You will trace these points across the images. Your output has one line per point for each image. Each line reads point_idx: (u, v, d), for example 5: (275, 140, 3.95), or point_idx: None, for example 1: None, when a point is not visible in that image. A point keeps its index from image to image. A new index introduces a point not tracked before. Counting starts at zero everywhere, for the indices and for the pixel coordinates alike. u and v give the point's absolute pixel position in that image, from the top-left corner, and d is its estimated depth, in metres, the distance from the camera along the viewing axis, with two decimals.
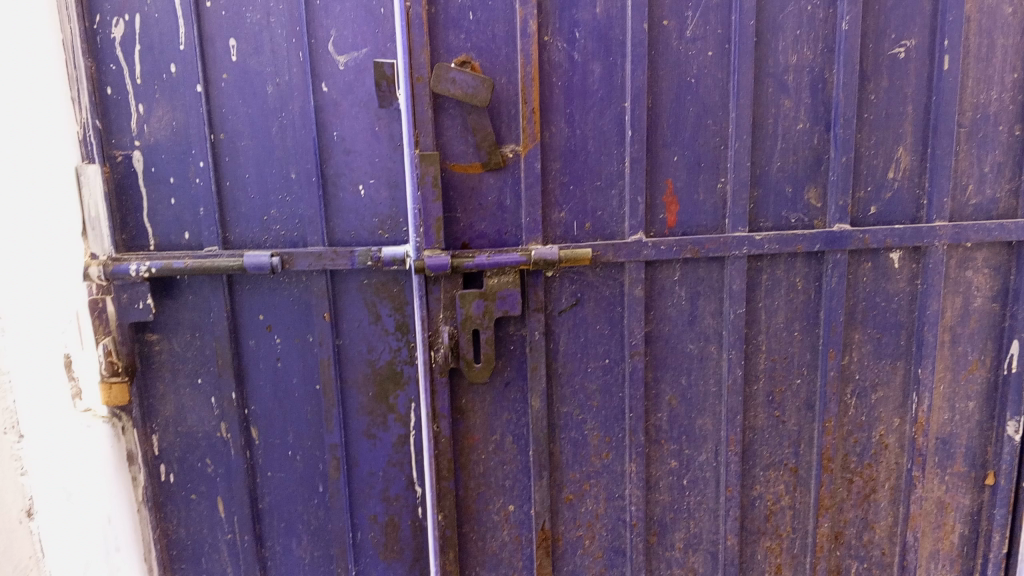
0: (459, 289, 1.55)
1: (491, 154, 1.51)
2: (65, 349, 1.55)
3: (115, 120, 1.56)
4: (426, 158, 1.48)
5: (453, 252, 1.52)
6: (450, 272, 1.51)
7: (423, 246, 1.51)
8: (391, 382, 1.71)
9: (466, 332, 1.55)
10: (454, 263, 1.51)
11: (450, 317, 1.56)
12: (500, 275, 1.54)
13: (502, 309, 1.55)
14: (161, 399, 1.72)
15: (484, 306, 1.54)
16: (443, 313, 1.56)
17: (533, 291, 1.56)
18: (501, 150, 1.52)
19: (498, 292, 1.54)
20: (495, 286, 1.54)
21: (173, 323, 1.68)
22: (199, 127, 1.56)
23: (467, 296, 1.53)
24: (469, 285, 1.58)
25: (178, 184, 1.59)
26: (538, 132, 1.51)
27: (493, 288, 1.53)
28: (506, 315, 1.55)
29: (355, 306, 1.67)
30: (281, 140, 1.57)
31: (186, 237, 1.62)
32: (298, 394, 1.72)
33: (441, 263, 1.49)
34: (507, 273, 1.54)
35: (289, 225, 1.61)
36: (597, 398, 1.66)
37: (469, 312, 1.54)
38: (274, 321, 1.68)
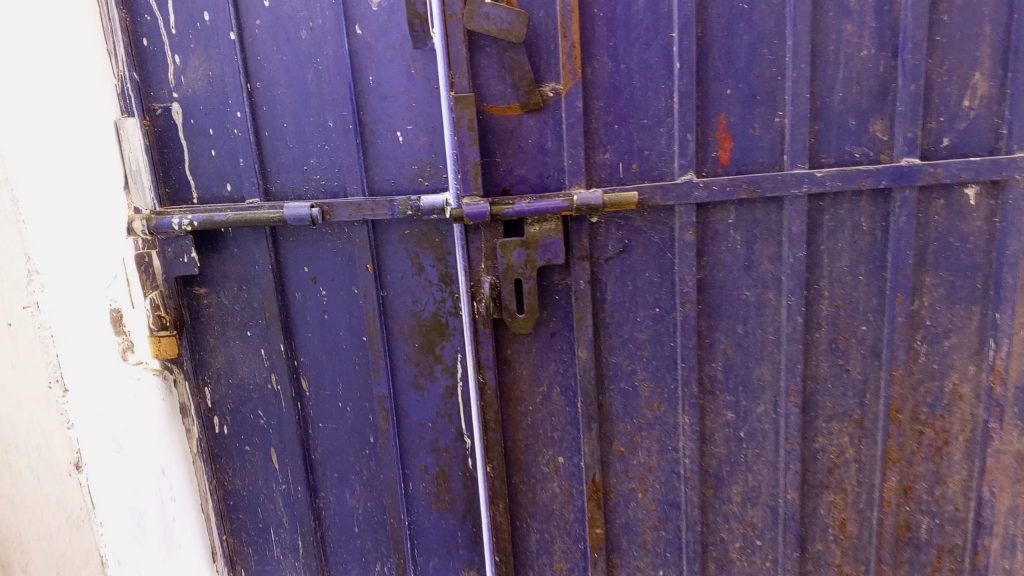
0: (499, 238, 1.51)
1: (529, 95, 1.44)
2: (116, 304, 1.56)
3: (153, 72, 1.55)
4: (462, 100, 1.43)
5: (492, 199, 1.48)
6: (490, 220, 1.47)
7: (461, 193, 1.46)
8: (437, 333, 1.68)
9: (508, 282, 1.51)
10: (493, 211, 1.46)
11: (492, 266, 1.53)
12: (543, 223, 1.48)
13: (544, 258, 1.49)
14: (211, 350, 1.73)
15: (526, 255, 1.49)
16: (484, 262, 1.52)
17: (576, 238, 1.50)
18: (540, 89, 1.45)
19: (541, 240, 1.49)
20: (537, 235, 1.48)
21: (220, 276, 1.68)
22: (235, 76, 1.52)
23: (508, 245, 1.49)
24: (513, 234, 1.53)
25: (218, 135, 1.57)
26: (579, 69, 1.43)
27: (534, 236, 1.48)
28: (549, 264, 1.50)
29: (398, 257, 1.64)
30: (317, 87, 1.53)
31: (228, 189, 1.60)
32: (346, 345, 1.71)
33: (480, 211, 1.45)
34: (550, 221, 1.48)
35: (329, 174, 1.58)
36: (648, 347, 1.60)
37: (510, 262, 1.50)
38: (318, 273, 1.67)
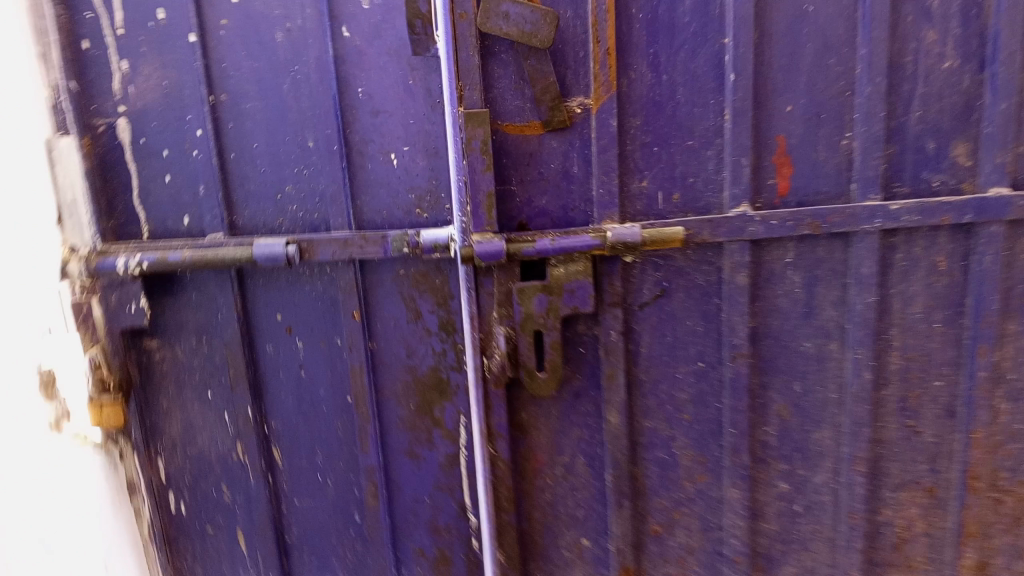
0: (516, 281, 1.25)
1: (552, 112, 1.20)
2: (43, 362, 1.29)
3: (95, 81, 1.27)
4: (472, 117, 1.17)
5: (508, 235, 1.23)
6: (506, 261, 1.21)
7: (470, 228, 1.21)
8: (436, 392, 1.42)
9: (526, 335, 1.25)
10: (510, 249, 1.21)
11: (507, 314, 1.26)
12: (569, 263, 1.23)
13: (570, 306, 1.24)
14: (165, 415, 1.45)
15: (548, 302, 1.24)
16: (497, 310, 1.26)
17: (608, 281, 1.25)
18: (565, 104, 1.21)
19: (566, 284, 1.23)
20: (562, 277, 1.23)
21: (175, 326, 1.40)
22: (195, 86, 1.26)
23: (527, 290, 1.23)
24: (530, 274, 1.27)
25: (174, 158, 1.30)
26: (614, 80, 1.19)
27: (559, 280, 1.23)
28: (576, 312, 1.25)
29: (389, 301, 1.38)
30: (296, 100, 1.27)
31: (186, 222, 1.33)
32: (326, 408, 1.44)
33: (494, 250, 1.19)
34: (579, 261, 1.22)
35: (309, 204, 1.32)
36: (690, 410, 1.35)
37: (530, 310, 1.24)
38: (294, 322, 1.40)
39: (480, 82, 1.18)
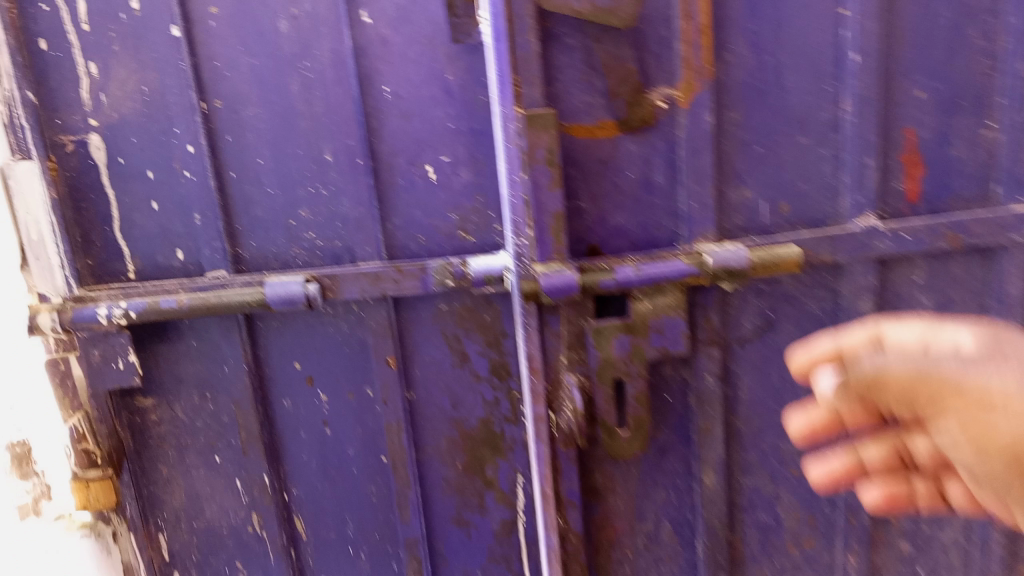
0: (590, 318, 1.01)
1: (630, 108, 0.97)
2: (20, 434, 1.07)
3: (59, 90, 1.02)
4: (536, 120, 0.93)
5: (579, 262, 0.99)
6: (579, 296, 0.98)
7: (534, 257, 0.97)
8: (488, 449, 1.19)
9: (605, 384, 1.02)
10: (585, 282, 0.97)
11: (579, 358, 1.02)
12: (657, 296, 0.99)
13: (657, 348, 1.01)
14: (165, 485, 1.21)
15: (630, 345, 1.01)
16: (566, 355, 1.02)
17: (703, 315, 1.03)
18: (647, 97, 0.97)
19: (652, 321, 1.00)
20: (648, 314, 1.00)
21: (173, 380, 1.16)
22: (181, 92, 1.01)
23: (605, 329, 1.00)
24: (605, 308, 1.03)
25: (161, 181, 1.06)
26: (709, 68, 0.95)
27: (643, 317, 1.00)
28: (666, 355, 1.02)
29: (430, 343, 1.14)
30: (308, 103, 1.03)
31: (180, 256, 1.09)
32: (356, 470, 1.21)
33: (566, 284, 0.96)
34: (669, 294, 0.99)
35: (329, 231, 1.08)
36: (799, 463, 1.12)
37: (608, 355, 1.01)
38: (316, 372, 1.16)
39: (540, 74, 0.93)
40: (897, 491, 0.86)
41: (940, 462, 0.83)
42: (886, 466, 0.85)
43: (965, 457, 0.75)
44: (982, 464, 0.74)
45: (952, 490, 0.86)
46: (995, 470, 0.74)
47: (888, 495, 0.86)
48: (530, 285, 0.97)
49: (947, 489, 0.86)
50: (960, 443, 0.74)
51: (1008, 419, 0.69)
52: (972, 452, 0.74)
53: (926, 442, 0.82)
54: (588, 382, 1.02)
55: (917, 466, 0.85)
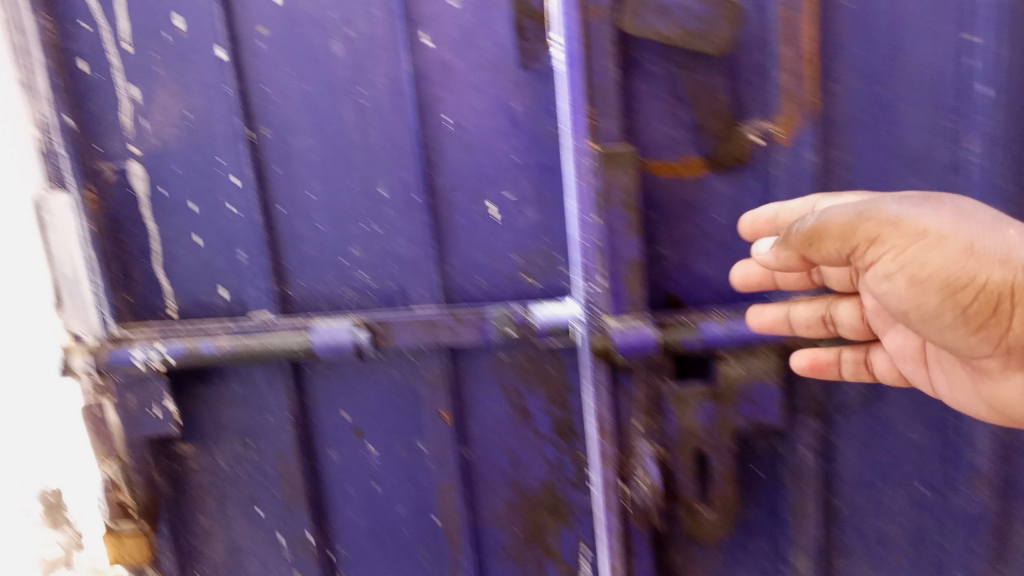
0: (670, 381, 0.89)
1: (722, 146, 0.85)
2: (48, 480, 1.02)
3: (100, 116, 0.96)
4: (614, 158, 0.83)
5: (659, 317, 0.88)
6: (658, 355, 0.87)
7: (602, 309, 0.87)
8: (549, 515, 1.08)
9: (685, 457, 0.90)
10: (664, 339, 0.86)
11: (656, 424, 0.90)
12: (749, 360, 0.88)
13: (748, 417, 0.89)
14: (204, 535, 1.14)
15: (716, 413, 0.88)
16: (640, 419, 0.90)
17: (802, 381, 0.90)
18: (742, 132, 0.85)
19: (742, 387, 0.88)
20: (738, 379, 0.88)
21: (214, 426, 1.08)
22: (227, 119, 0.94)
23: (686, 394, 0.88)
24: (688, 368, 0.92)
25: (205, 214, 0.98)
26: (816, 99, 0.83)
27: (732, 381, 0.88)
28: (758, 426, 0.89)
29: (488, 398, 1.04)
30: (362, 133, 0.94)
31: (224, 294, 1.01)
32: (406, 529, 1.11)
33: (642, 340, 0.86)
34: (764, 358, 0.87)
35: (382, 271, 0.99)
36: (907, 551, 0.97)
37: (690, 424, 0.89)
38: (364, 423, 1.07)
39: (619, 105, 0.83)
40: (821, 354, 0.84)
41: (920, 343, 0.81)
42: (824, 326, 0.85)
43: (898, 300, 0.69)
44: (911, 297, 0.68)
45: (934, 379, 0.81)
46: (933, 310, 0.68)
47: (815, 358, 0.84)
48: (602, 340, 0.87)
49: (871, 362, 0.86)
50: (892, 271, 0.68)
51: (939, 252, 0.65)
52: (904, 281, 0.67)
53: (853, 308, 0.85)
54: (665, 451, 0.91)
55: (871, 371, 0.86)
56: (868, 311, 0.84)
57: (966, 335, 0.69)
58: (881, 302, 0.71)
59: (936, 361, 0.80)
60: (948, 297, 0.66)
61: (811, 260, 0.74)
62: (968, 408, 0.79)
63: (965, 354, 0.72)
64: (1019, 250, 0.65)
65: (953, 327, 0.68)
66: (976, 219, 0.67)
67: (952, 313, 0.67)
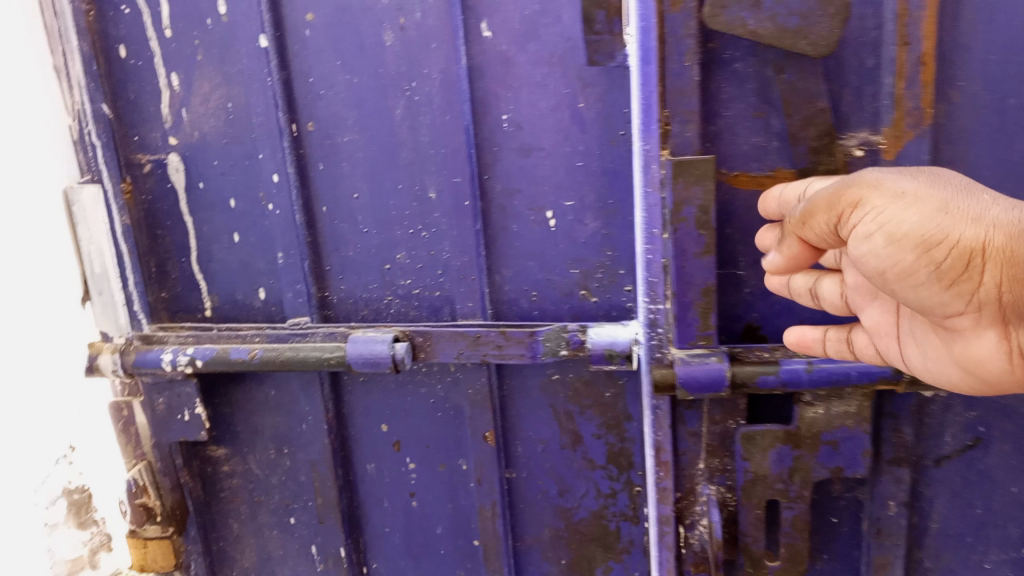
0: (741, 419, 0.81)
1: (816, 157, 0.74)
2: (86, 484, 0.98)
3: (137, 103, 0.90)
4: (686, 170, 0.74)
5: (732, 349, 0.80)
6: (728, 391, 0.78)
7: (672, 339, 0.79)
8: (598, 546, 1.00)
9: (753, 504, 0.82)
10: (734, 375, 0.77)
11: (723, 466, 0.84)
12: (834, 403, 0.78)
13: (829, 467, 0.79)
14: (236, 542, 1.09)
15: (791, 460, 0.80)
16: (705, 461, 0.84)
17: (894, 428, 0.80)
18: (840, 145, 0.74)
19: (824, 433, 0.79)
20: (819, 424, 0.78)
21: (248, 431, 1.03)
22: (267, 112, 0.87)
23: (760, 437, 0.80)
24: (765, 405, 0.83)
25: (243, 211, 0.92)
26: (929, 111, 0.72)
27: (812, 426, 0.79)
28: (839, 475, 0.80)
29: (537, 419, 0.96)
30: (411, 131, 0.87)
31: (262, 296, 0.95)
32: (445, 550, 1.04)
33: (710, 376, 0.77)
34: (850, 401, 0.77)
35: (428, 279, 0.92)
36: None
37: (761, 470, 0.80)
38: (404, 438, 1.00)
39: (698, 110, 0.74)
40: (809, 329, 0.74)
41: (898, 315, 0.67)
42: (810, 296, 0.73)
43: (874, 259, 0.58)
44: (888, 257, 0.57)
45: (905, 353, 0.67)
46: (905, 271, 0.56)
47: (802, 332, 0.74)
48: (665, 374, 0.78)
49: (854, 341, 0.72)
50: (870, 230, 0.57)
51: (914, 210, 0.55)
52: (882, 239, 0.57)
53: (837, 283, 0.71)
54: (731, 496, 0.84)
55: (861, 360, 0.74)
56: (849, 287, 0.70)
57: (938, 292, 0.56)
58: (859, 268, 0.60)
59: (909, 332, 0.66)
60: (923, 253, 0.55)
61: (811, 243, 0.67)
62: (942, 378, 0.64)
63: (935, 313, 0.58)
64: (997, 209, 0.54)
65: (929, 285, 0.56)
66: (953, 182, 0.57)
67: (927, 271, 0.55)
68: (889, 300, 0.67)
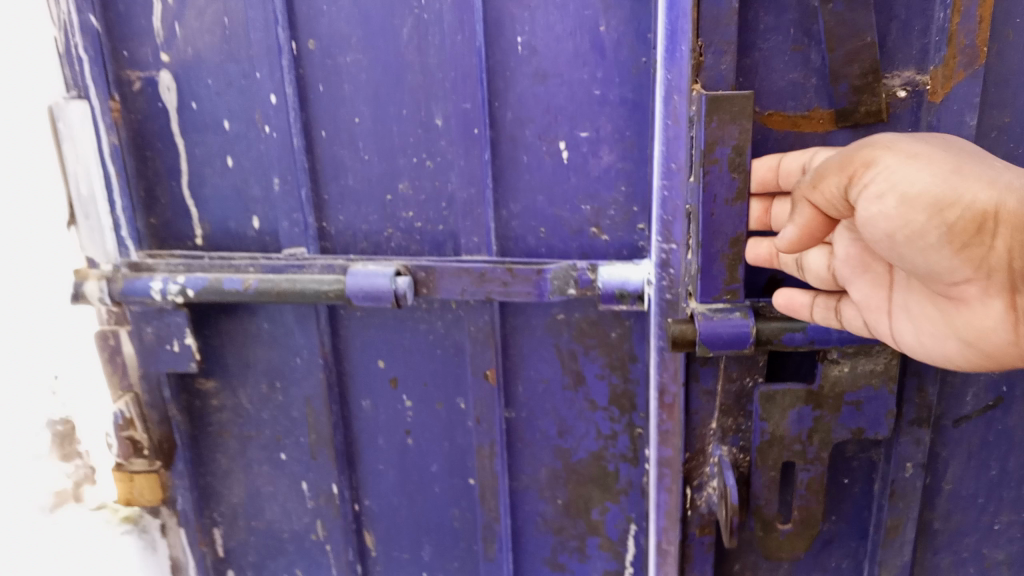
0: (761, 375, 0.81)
1: (858, 97, 0.72)
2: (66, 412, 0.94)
3: (126, 16, 0.85)
4: (721, 106, 0.71)
5: (754, 304, 0.79)
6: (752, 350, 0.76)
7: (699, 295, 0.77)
8: (596, 487, 0.98)
9: (768, 466, 0.81)
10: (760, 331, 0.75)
11: (736, 425, 0.86)
12: (860, 360, 0.77)
13: (851, 427, 0.79)
14: (224, 478, 1.06)
15: (812, 420, 0.79)
16: (719, 420, 0.86)
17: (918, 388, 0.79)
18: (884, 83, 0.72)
19: (847, 393, 0.78)
20: (842, 382, 0.78)
21: (240, 364, 1.00)
22: (267, 28, 0.81)
23: (780, 396, 0.79)
24: (784, 361, 0.84)
25: (238, 133, 0.88)
26: (982, 50, 0.69)
27: (836, 385, 0.78)
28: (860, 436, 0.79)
29: (540, 358, 0.93)
30: (419, 53, 0.82)
31: (256, 225, 0.91)
32: (439, 489, 1.03)
33: (737, 331, 0.75)
34: (877, 359, 0.76)
35: (432, 212, 0.88)
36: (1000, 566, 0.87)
37: (780, 429, 0.80)
38: (402, 374, 0.98)
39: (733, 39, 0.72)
40: (799, 293, 0.74)
41: (889, 287, 0.70)
42: (796, 266, 0.75)
43: (885, 221, 0.61)
44: (898, 218, 0.60)
45: (895, 326, 0.70)
46: (914, 232, 0.60)
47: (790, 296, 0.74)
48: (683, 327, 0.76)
49: (843, 311, 0.74)
50: (882, 190, 0.61)
51: (927, 171, 0.59)
52: (893, 200, 0.60)
53: (825, 254, 0.74)
54: (743, 456, 0.87)
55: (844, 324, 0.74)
56: (836, 259, 0.73)
57: (949, 256, 0.60)
58: (866, 233, 0.63)
59: (901, 306, 0.69)
60: (935, 214, 0.59)
61: (822, 211, 0.67)
62: (935, 355, 0.68)
63: (941, 280, 0.62)
64: (1004, 177, 0.59)
65: (938, 245, 0.60)
66: (961, 152, 0.62)
67: (937, 233, 0.59)
68: (881, 271, 0.70)
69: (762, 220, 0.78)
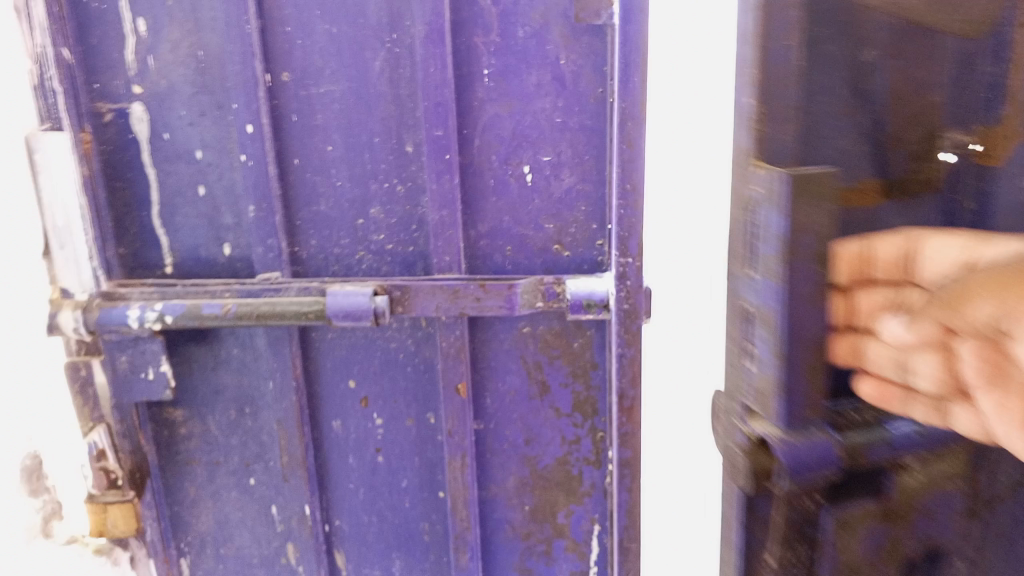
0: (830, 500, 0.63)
1: (916, 165, 0.63)
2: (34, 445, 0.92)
3: (98, 48, 0.87)
4: (808, 187, 0.52)
5: (832, 410, 0.63)
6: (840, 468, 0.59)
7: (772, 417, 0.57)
8: (561, 492, 1.03)
9: None
10: (848, 443, 0.59)
11: (794, 558, 0.64)
12: (932, 463, 0.65)
13: (920, 536, 0.67)
14: (192, 506, 1.07)
15: (885, 539, 0.66)
16: (777, 553, 0.63)
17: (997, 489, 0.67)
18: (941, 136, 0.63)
19: (920, 500, 0.66)
20: (916, 491, 0.66)
21: (209, 391, 1.01)
22: (244, 60, 0.85)
23: (855, 519, 0.63)
24: (857, 489, 0.63)
25: (210, 162, 0.90)
26: None
27: (909, 495, 0.66)
28: (930, 548, 0.68)
29: (507, 371, 0.99)
30: (391, 85, 0.87)
31: (228, 252, 0.93)
32: (410, 504, 1.06)
33: (819, 450, 0.57)
34: (949, 458, 0.66)
35: (402, 234, 0.92)
36: None
37: (852, 555, 0.64)
38: (372, 392, 1.01)
39: (798, 103, 0.57)
40: (890, 380, 0.62)
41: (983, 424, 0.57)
42: (898, 372, 0.61)
43: None
44: None
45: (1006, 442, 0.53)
46: None
47: (883, 383, 0.62)
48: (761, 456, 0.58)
49: (950, 410, 0.59)
50: None
51: None
52: None
53: (932, 363, 0.59)
54: None
55: (948, 420, 0.60)
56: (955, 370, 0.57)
57: None
58: None
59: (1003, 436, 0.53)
60: None
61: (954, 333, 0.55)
62: None
63: None
64: None
65: None
66: None
67: None
68: (1007, 391, 0.52)
69: (846, 313, 0.64)
